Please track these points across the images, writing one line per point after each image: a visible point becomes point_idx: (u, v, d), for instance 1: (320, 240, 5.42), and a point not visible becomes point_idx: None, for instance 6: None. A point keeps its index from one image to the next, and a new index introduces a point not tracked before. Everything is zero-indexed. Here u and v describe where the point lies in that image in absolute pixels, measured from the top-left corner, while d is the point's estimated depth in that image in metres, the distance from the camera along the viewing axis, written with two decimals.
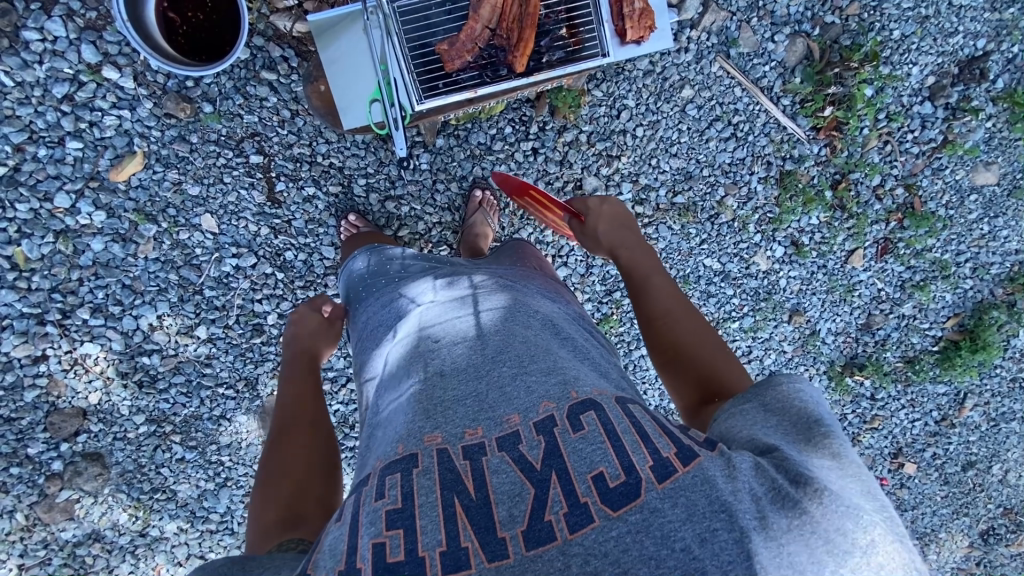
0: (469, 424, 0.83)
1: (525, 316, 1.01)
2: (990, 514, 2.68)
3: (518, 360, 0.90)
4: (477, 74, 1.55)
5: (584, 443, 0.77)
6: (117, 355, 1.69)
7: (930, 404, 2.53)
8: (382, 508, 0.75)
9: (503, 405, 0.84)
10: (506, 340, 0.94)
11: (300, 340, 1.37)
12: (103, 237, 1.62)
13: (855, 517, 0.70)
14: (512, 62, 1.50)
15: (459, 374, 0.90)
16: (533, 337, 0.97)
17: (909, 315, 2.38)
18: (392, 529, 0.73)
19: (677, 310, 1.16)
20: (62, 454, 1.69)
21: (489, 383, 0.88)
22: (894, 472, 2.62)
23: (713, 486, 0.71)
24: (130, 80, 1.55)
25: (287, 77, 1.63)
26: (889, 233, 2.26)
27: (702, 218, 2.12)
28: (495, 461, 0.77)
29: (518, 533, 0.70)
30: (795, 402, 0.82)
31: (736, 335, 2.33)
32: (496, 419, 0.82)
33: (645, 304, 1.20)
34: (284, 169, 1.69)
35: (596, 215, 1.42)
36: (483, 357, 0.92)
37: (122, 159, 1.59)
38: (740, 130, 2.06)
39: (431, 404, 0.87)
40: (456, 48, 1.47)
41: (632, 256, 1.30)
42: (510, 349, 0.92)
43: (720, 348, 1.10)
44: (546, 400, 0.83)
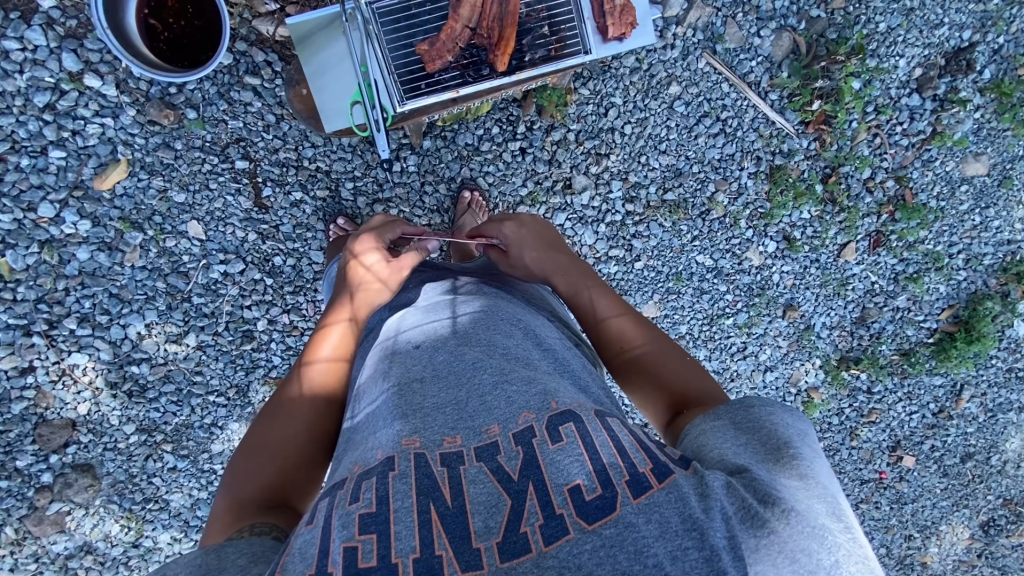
0: (447, 431, 0.82)
1: (508, 323, 1.00)
2: (990, 505, 2.67)
3: (500, 369, 0.89)
4: (459, 75, 1.54)
5: (563, 453, 0.76)
6: (106, 365, 1.68)
7: (926, 397, 2.52)
8: (358, 510, 0.73)
9: (483, 414, 0.83)
10: (488, 349, 0.94)
11: (351, 279, 1.15)
12: (89, 246, 1.61)
13: (820, 538, 0.69)
14: (494, 61, 1.50)
15: (439, 381, 0.89)
16: (515, 345, 0.96)
17: (903, 308, 2.38)
18: (365, 532, 0.71)
19: (632, 325, 1.11)
20: (51, 466, 1.68)
21: (468, 390, 0.87)
22: (893, 466, 2.61)
23: (686, 503, 0.70)
24: (113, 88, 1.54)
25: (271, 82, 1.62)
26: (881, 226, 2.26)
27: (693, 215, 2.12)
28: (472, 471, 0.76)
29: (493, 544, 0.69)
30: (764, 423, 0.81)
31: (731, 332, 2.32)
32: (475, 429, 0.82)
33: (598, 330, 1.13)
34: (270, 174, 1.68)
35: (516, 244, 1.20)
36: (464, 364, 0.91)
37: (106, 167, 1.58)
38: (729, 126, 2.06)
39: (409, 407, 0.86)
40: (436, 48, 1.47)
41: (569, 281, 1.18)
42: (492, 357, 0.92)
43: (680, 354, 1.08)
44: (525, 410, 0.82)
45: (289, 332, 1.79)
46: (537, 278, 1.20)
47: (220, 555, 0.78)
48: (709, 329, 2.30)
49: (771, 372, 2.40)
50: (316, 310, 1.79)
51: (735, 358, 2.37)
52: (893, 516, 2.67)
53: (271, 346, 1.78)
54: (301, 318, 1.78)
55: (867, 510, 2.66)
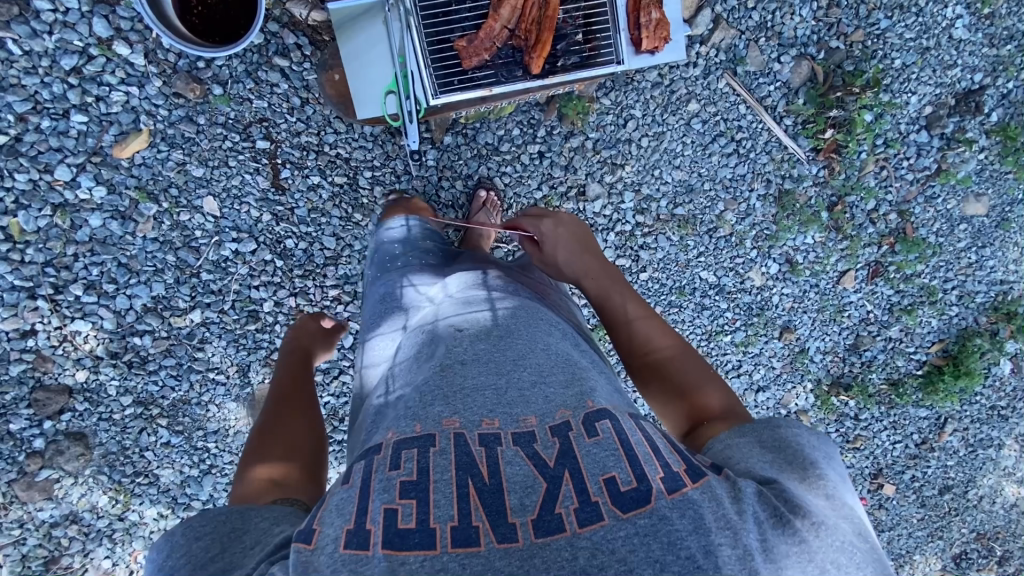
0: (487, 413, 0.84)
1: (545, 326, 1.01)
2: (963, 538, 2.74)
3: (541, 367, 0.91)
4: (490, 72, 1.55)
5: (599, 447, 0.78)
6: (108, 334, 1.66)
7: (911, 427, 2.59)
8: (399, 478, 0.76)
9: (522, 404, 0.85)
10: (526, 344, 0.95)
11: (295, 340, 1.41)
12: (102, 214, 1.59)
13: (848, 553, 0.73)
14: (529, 63, 1.52)
15: (480, 365, 0.91)
16: (553, 345, 0.97)
17: (896, 338, 2.46)
18: (405, 498, 0.74)
19: (657, 334, 1.13)
20: (44, 432, 1.65)
21: (509, 380, 0.88)
22: (874, 492, 2.67)
23: (719, 504, 0.73)
24: (141, 58, 1.53)
25: (300, 65, 1.63)
26: (880, 256, 2.33)
27: (701, 231, 2.16)
28: (510, 453, 0.78)
29: (528, 520, 0.71)
30: (790, 442, 0.83)
31: (727, 349, 2.37)
32: (514, 416, 0.83)
33: (622, 335, 1.15)
34: (290, 156, 1.69)
35: (551, 240, 1.23)
36: (506, 355, 0.92)
37: (127, 136, 1.57)
38: (743, 147, 2.08)
39: (449, 387, 0.88)
40: (473, 43, 1.49)
41: (600, 285, 1.20)
42: (530, 353, 0.93)
43: (705, 367, 1.08)
44: (563, 407, 0.84)
45: (294, 315, 1.80)
46: (568, 279, 1.24)
47: (244, 517, 0.84)
48: (707, 345, 2.34)
49: (763, 392, 2.46)
50: (324, 295, 1.81)
51: (728, 375, 2.42)
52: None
53: (275, 327, 1.79)
54: (307, 302, 1.80)
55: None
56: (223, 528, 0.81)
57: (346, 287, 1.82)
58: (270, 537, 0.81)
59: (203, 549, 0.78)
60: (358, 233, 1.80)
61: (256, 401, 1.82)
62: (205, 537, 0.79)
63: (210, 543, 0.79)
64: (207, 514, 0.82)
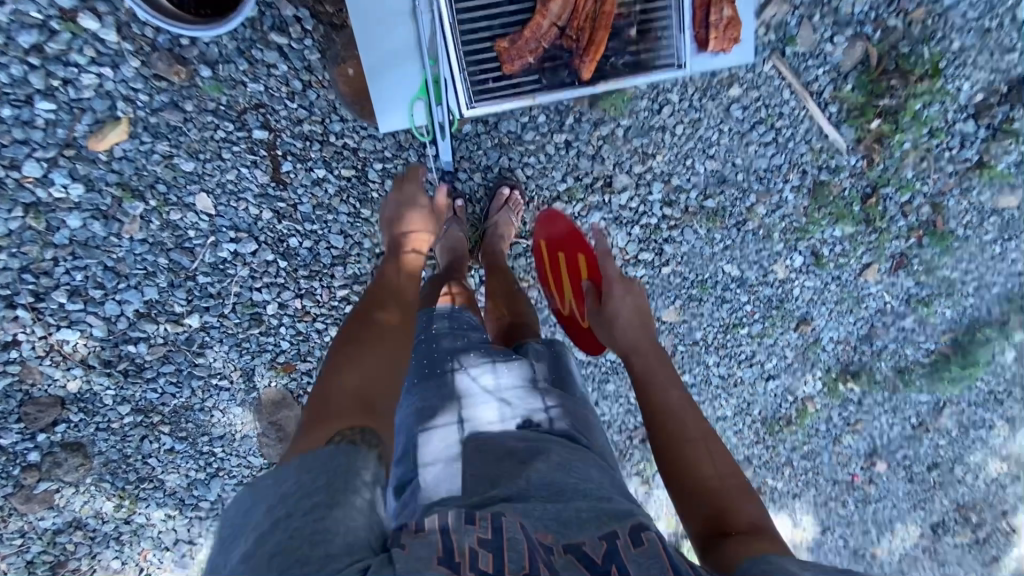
0: (541, 514, 0.85)
1: (577, 434, 1.08)
2: (944, 510, 2.78)
3: (586, 477, 0.95)
4: (534, 76, 1.39)
5: (645, 557, 0.79)
6: (99, 342, 1.53)
7: (910, 411, 2.62)
8: (476, 535, 0.76)
9: (572, 511, 0.86)
10: (573, 456, 1.00)
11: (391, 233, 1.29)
12: (81, 214, 1.42)
13: None
14: (580, 66, 1.36)
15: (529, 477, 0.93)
16: (594, 464, 1.01)
17: (910, 329, 2.42)
18: (483, 547, 0.74)
19: (696, 432, 1.08)
20: (39, 445, 1.56)
21: (557, 489, 0.91)
22: (866, 469, 2.70)
23: None
24: (114, 33, 1.32)
25: (300, 42, 1.41)
26: (906, 249, 2.24)
27: (729, 224, 2.04)
28: (563, 555, 0.77)
29: None
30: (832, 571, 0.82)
31: (743, 341, 2.31)
32: (565, 520, 0.84)
33: (663, 422, 1.10)
34: (292, 147, 1.50)
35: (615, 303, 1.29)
36: (555, 463, 0.97)
37: (103, 125, 1.38)
38: (782, 135, 1.94)
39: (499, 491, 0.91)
40: (516, 42, 1.33)
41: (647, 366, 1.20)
42: (578, 465, 0.98)
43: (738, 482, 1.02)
44: (612, 517, 0.86)
45: (300, 318, 1.67)
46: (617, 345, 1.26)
47: (314, 463, 0.80)
48: (723, 336, 2.28)
49: (774, 380, 2.41)
50: (332, 296, 1.67)
51: (741, 365, 2.37)
52: (856, 514, 2.77)
53: (281, 330, 1.66)
54: (314, 304, 1.66)
55: (832, 508, 2.76)
56: (330, 465, 0.79)
57: (355, 287, 1.67)
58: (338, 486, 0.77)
59: (308, 484, 0.77)
60: (368, 230, 1.63)
61: (263, 404, 1.72)
62: (314, 470, 0.79)
63: (317, 479, 0.78)
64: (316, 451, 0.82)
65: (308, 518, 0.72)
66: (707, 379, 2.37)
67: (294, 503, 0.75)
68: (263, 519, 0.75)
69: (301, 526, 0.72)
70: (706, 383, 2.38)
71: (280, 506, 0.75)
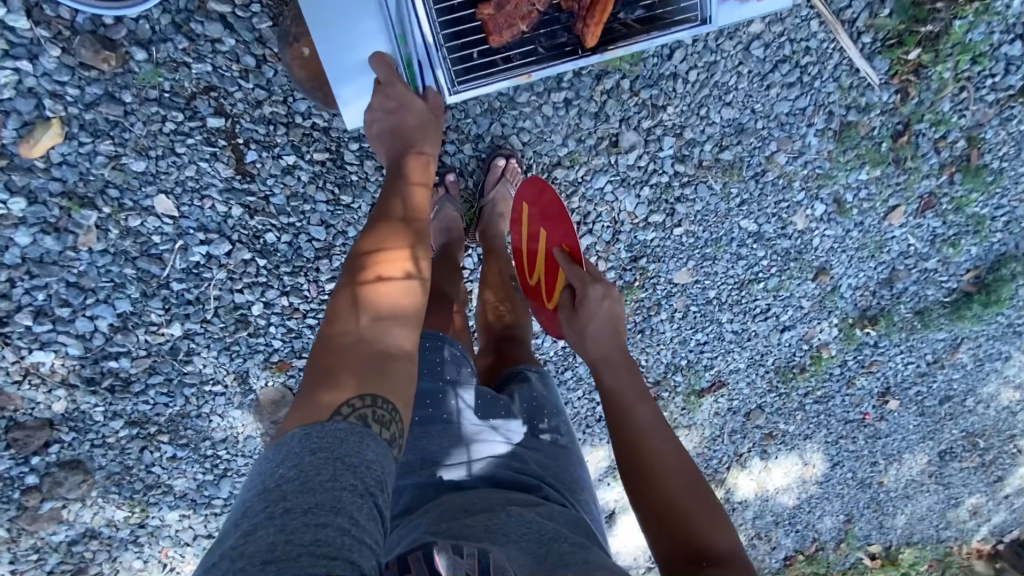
0: (531, 562, 0.72)
1: (562, 490, 0.98)
2: (952, 438, 2.51)
3: (571, 523, 0.86)
4: (529, 47, 1.35)
5: None
6: (77, 360, 1.43)
7: (926, 347, 2.29)
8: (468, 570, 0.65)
9: (568, 558, 0.75)
10: (569, 515, 0.88)
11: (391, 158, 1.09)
12: (29, 229, 1.29)
13: None
14: (585, 31, 1.27)
15: (517, 521, 0.81)
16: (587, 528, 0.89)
17: (931, 269, 2.12)
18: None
19: (665, 455, 0.98)
20: (36, 467, 1.49)
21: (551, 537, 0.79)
22: (877, 407, 2.40)
23: None
24: (24, 18, 1.17)
25: (245, 8, 1.25)
26: (936, 188, 1.97)
27: (747, 176, 1.85)
28: None
29: None
30: None
31: (759, 297, 2.07)
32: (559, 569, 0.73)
33: (628, 445, 1.01)
34: (254, 134, 1.35)
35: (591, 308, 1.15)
36: (546, 517, 0.85)
37: (33, 128, 1.23)
38: (808, 74, 1.74)
39: (487, 525, 0.80)
40: (505, 12, 1.26)
41: (620, 381, 1.08)
42: (573, 523, 0.86)
43: (715, 510, 0.92)
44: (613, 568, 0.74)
45: (289, 315, 1.54)
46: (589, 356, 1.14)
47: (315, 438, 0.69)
48: (737, 294, 2.05)
49: (788, 331, 2.13)
50: (320, 291, 1.53)
51: (755, 320, 2.11)
52: (865, 449, 2.49)
53: (270, 330, 1.54)
54: (303, 300, 1.53)
55: (842, 444, 2.45)
56: (337, 449, 0.69)
57: None
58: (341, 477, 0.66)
59: (313, 468, 0.66)
60: (351, 218, 1.48)
61: (261, 404, 1.61)
62: (320, 453, 0.68)
63: (323, 463, 0.67)
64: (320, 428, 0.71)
65: (311, 516, 0.61)
66: (721, 337, 2.12)
67: (298, 487, 0.64)
68: (256, 498, 0.64)
69: (299, 525, 0.60)
70: (719, 340, 2.13)
71: (277, 489, 0.64)
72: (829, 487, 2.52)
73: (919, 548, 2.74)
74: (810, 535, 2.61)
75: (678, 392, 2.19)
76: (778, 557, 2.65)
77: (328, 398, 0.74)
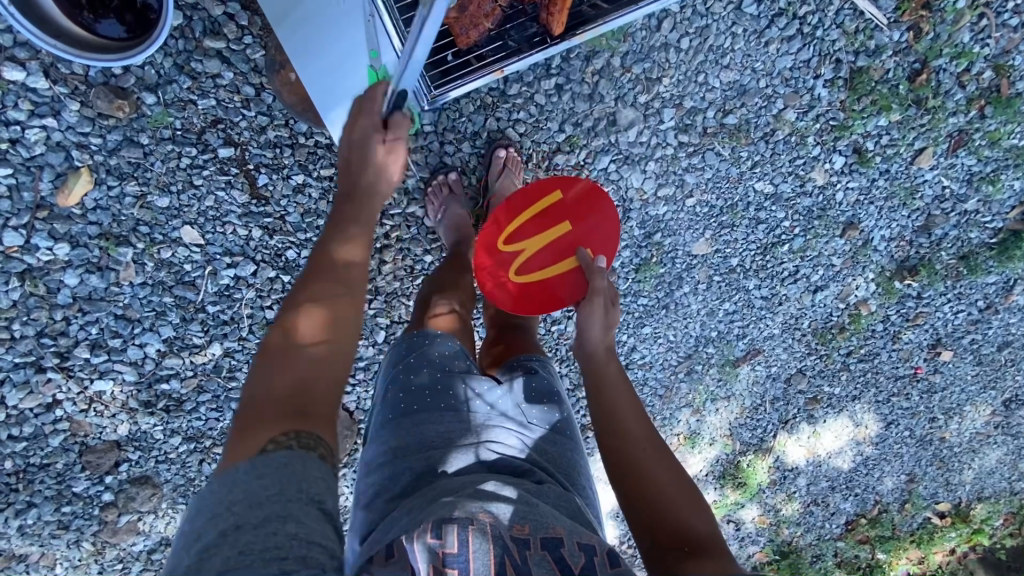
0: (515, 519, 0.83)
1: (558, 475, 1.04)
2: (1015, 386, 2.36)
3: (561, 505, 0.94)
4: (499, 43, 1.39)
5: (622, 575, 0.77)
6: (133, 386, 1.54)
7: (976, 294, 2.13)
8: (440, 550, 0.76)
9: (549, 516, 0.86)
10: (557, 491, 0.96)
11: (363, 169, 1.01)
12: (76, 270, 1.41)
13: None
14: (551, 19, 1.31)
15: (504, 489, 0.90)
16: (576, 501, 0.97)
17: (971, 211, 1.98)
18: (449, 564, 0.75)
19: (650, 449, 1.00)
20: (110, 485, 1.60)
21: (535, 502, 0.89)
22: (929, 360, 2.25)
23: None
24: (42, 78, 1.28)
25: (239, 42, 1.34)
26: (966, 124, 1.84)
27: (756, 138, 1.80)
28: (536, 557, 0.78)
29: None
30: None
31: (785, 259, 1.99)
32: (542, 523, 0.84)
33: (615, 444, 1.02)
34: (262, 158, 1.43)
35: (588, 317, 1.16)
36: (535, 491, 0.93)
37: (66, 179, 1.35)
38: (807, 24, 1.69)
39: (474, 492, 0.88)
40: (474, 17, 1.29)
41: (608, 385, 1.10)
42: (560, 499, 0.95)
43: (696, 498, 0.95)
44: (587, 534, 0.85)
45: None
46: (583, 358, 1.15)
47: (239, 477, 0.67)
48: (762, 259, 1.98)
49: (822, 293, 2.04)
50: None
51: (784, 284, 2.02)
52: (920, 405, 2.34)
53: None
54: None
55: (895, 403, 2.32)
56: (283, 471, 0.68)
57: (365, 286, 1.62)
58: (287, 500, 0.66)
59: (260, 487, 0.66)
60: None
61: None
62: (266, 475, 0.67)
63: (271, 481, 0.67)
64: (261, 458, 0.68)
65: (263, 528, 0.63)
66: (750, 304, 2.04)
67: (247, 503, 0.65)
68: (205, 520, 0.65)
69: (252, 538, 0.62)
70: (748, 308, 2.05)
71: (227, 510, 0.65)
72: (885, 449, 2.40)
73: (992, 504, 2.58)
74: (871, 498, 2.48)
75: (712, 365, 2.11)
76: (839, 524, 2.50)
77: (254, 438, 0.70)
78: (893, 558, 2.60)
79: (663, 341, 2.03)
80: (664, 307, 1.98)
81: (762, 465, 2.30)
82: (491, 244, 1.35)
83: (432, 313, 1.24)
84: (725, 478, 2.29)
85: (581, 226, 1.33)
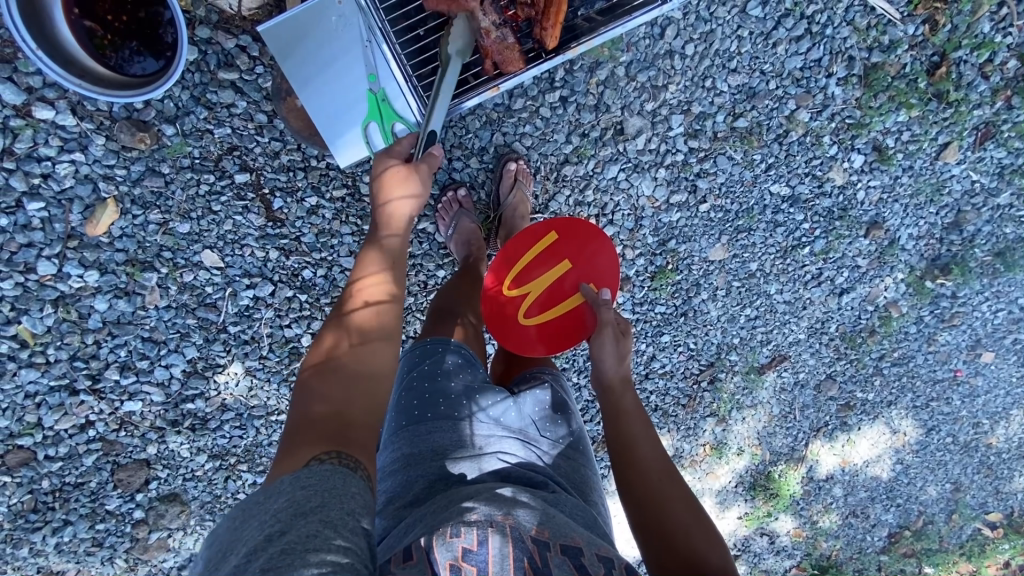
0: (535, 522, 0.82)
1: (571, 489, 1.02)
2: None
3: (578, 515, 0.93)
4: None
5: None
6: (161, 406, 1.59)
7: (1017, 292, 2.03)
8: (460, 546, 0.75)
9: (567, 526, 0.84)
10: (575, 503, 0.95)
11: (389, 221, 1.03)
12: (105, 295, 1.48)
13: None
14: (546, 34, 1.32)
15: (523, 495, 0.90)
16: (592, 515, 0.96)
17: (1005, 205, 1.90)
18: (468, 561, 0.74)
19: (667, 478, 0.99)
20: (140, 503, 1.64)
21: (553, 510, 0.88)
22: (970, 362, 2.14)
23: None
24: (70, 116, 1.36)
25: (250, 72, 1.40)
26: (992, 116, 1.78)
27: (769, 140, 1.77)
28: (557, 559, 0.76)
29: None
30: None
31: (807, 262, 1.93)
32: (563, 531, 0.82)
33: (632, 473, 1.00)
34: (277, 182, 1.50)
35: (597, 352, 1.15)
36: (552, 499, 0.93)
37: (94, 209, 1.42)
38: (816, 23, 1.66)
39: (492, 496, 0.88)
40: (502, 52, 1.33)
41: (625, 416, 1.08)
42: (578, 512, 0.94)
43: (712, 530, 0.93)
44: (604, 547, 0.82)
45: None
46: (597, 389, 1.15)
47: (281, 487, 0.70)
48: (782, 262, 1.93)
49: (847, 295, 1.97)
50: None
51: (806, 287, 1.97)
52: (963, 410, 2.23)
53: None
54: None
55: (934, 408, 2.21)
56: (328, 482, 0.71)
57: None
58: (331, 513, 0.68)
59: (303, 498, 0.69)
60: None
61: None
62: (311, 487, 0.70)
63: (314, 493, 0.70)
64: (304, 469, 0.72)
65: (307, 528, 0.66)
66: (773, 309, 1.99)
67: (293, 510, 0.68)
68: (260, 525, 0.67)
69: (295, 536, 0.65)
70: (772, 313, 1.99)
71: (274, 518, 0.67)
72: (927, 457, 2.28)
73: None
74: (915, 509, 2.36)
75: (736, 372, 2.06)
76: (881, 537, 2.39)
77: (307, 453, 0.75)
78: (942, 572, 2.47)
79: (683, 349, 1.99)
80: (683, 314, 1.95)
81: (794, 475, 2.22)
82: (500, 291, 1.33)
83: (441, 324, 1.25)
84: (755, 489, 2.21)
85: (586, 262, 1.32)
